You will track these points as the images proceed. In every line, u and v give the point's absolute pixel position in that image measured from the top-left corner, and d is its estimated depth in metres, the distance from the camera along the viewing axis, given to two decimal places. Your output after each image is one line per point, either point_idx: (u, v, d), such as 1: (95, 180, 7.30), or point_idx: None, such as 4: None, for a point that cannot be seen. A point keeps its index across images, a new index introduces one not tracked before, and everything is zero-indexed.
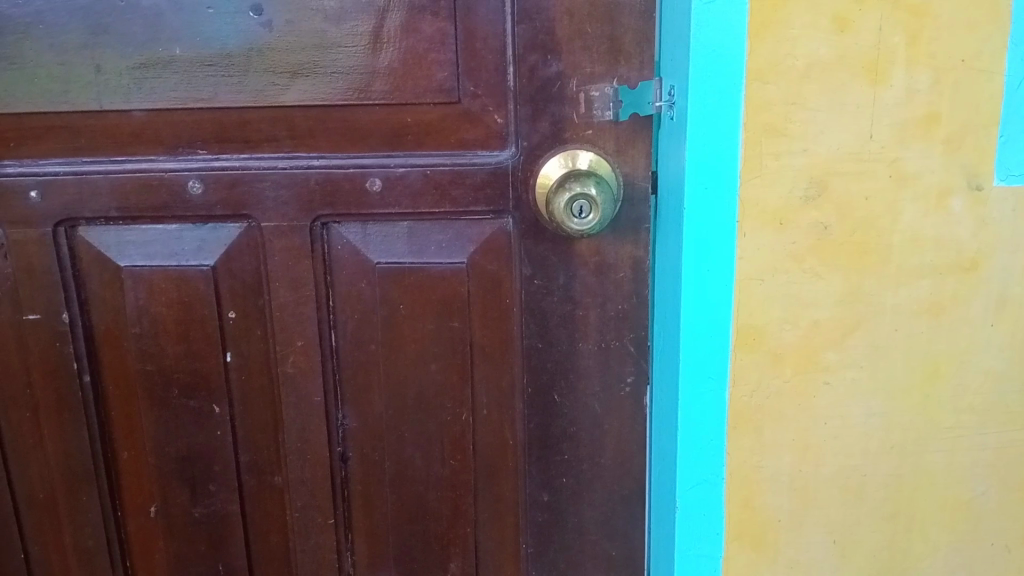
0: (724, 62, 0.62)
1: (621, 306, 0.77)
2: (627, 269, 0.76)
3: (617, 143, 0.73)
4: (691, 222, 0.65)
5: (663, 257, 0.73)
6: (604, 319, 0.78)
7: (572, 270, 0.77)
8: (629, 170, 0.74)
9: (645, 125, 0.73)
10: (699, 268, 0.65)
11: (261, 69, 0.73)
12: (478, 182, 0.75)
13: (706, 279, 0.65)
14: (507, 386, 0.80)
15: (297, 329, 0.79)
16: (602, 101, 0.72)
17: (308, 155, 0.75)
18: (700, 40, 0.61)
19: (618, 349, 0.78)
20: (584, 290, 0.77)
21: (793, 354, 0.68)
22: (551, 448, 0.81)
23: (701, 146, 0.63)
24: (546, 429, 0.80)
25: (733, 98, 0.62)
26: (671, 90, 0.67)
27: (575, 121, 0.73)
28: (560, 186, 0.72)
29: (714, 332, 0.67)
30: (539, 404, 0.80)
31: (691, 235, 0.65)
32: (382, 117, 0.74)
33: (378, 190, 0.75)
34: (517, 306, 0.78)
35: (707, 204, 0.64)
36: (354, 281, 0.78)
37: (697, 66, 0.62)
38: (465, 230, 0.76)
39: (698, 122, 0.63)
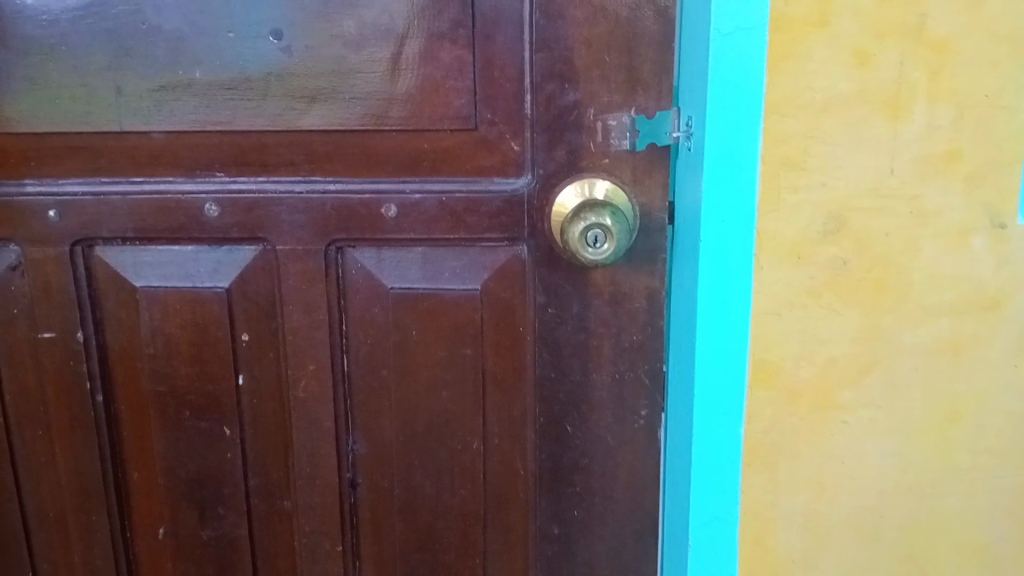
0: (742, 92, 0.61)
1: (636, 336, 0.77)
2: (642, 300, 0.76)
3: (634, 172, 0.73)
4: (708, 253, 0.64)
5: (677, 287, 0.72)
6: (618, 350, 0.77)
7: (587, 300, 0.76)
8: (646, 200, 0.73)
9: (661, 155, 0.72)
10: (718, 300, 0.64)
11: (279, 93, 0.73)
12: (493, 209, 0.74)
13: (723, 311, 0.65)
14: (517, 415, 0.79)
15: (309, 353, 0.78)
16: (619, 130, 0.72)
17: (324, 180, 0.75)
18: (718, 69, 0.61)
19: (632, 381, 0.77)
20: (598, 320, 0.76)
21: (810, 392, 0.67)
22: (562, 479, 0.80)
23: (718, 177, 0.62)
24: (557, 460, 0.80)
25: (750, 126, 0.62)
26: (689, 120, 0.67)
27: (591, 149, 0.73)
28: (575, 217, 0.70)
29: (729, 366, 0.66)
30: (551, 435, 0.79)
31: (707, 267, 0.64)
32: (399, 143, 0.74)
33: (393, 216, 0.75)
34: (530, 334, 0.77)
35: (725, 235, 0.63)
36: (368, 306, 0.77)
37: (714, 96, 0.61)
38: (480, 256, 0.76)
39: (715, 152, 0.62)
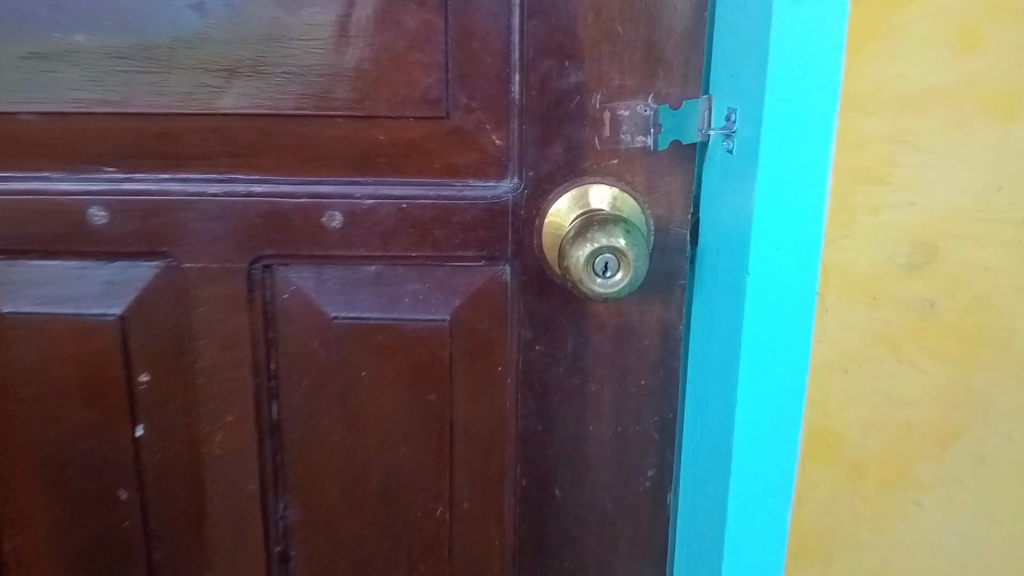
0: (814, 89, 0.46)
1: (644, 381, 0.61)
2: (653, 336, 0.60)
3: (649, 177, 0.57)
4: (757, 300, 0.49)
5: (702, 325, 0.58)
6: (621, 398, 0.62)
7: (584, 336, 0.60)
8: (663, 212, 0.58)
9: (684, 155, 0.57)
10: (769, 358, 0.50)
11: (189, 65, 0.56)
12: (468, 221, 0.58)
13: (774, 370, 0.50)
14: (493, 478, 0.63)
15: (228, 400, 0.62)
16: (631, 123, 0.57)
17: (248, 179, 0.58)
18: (780, 61, 0.45)
19: (639, 435, 0.62)
20: (597, 360, 0.61)
21: (875, 464, 0.53)
22: (548, 553, 0.65)
23: (777, 202, 0.47)
24: (542, 529, 0.64)
25: (823, 133, 0.47)
26: (730, 115, 0.51)
27: (596, 146, 0.57)
28: (581, 236, 0.53)
29: (778, 435, 0.52)
30: (535, 499, 0.64)
31: (756, 318, 0.49)
32: (347, 133, 0.57)
33: (338, 226, 0.58)
34: (512, 378, 0.61)
35: (782, 276, 0.49)
36: (305, 339, 0.61)
37: (774, 96, 0.46)
38: (449, 278, 0.60)
39: (773, 171, 0.47)
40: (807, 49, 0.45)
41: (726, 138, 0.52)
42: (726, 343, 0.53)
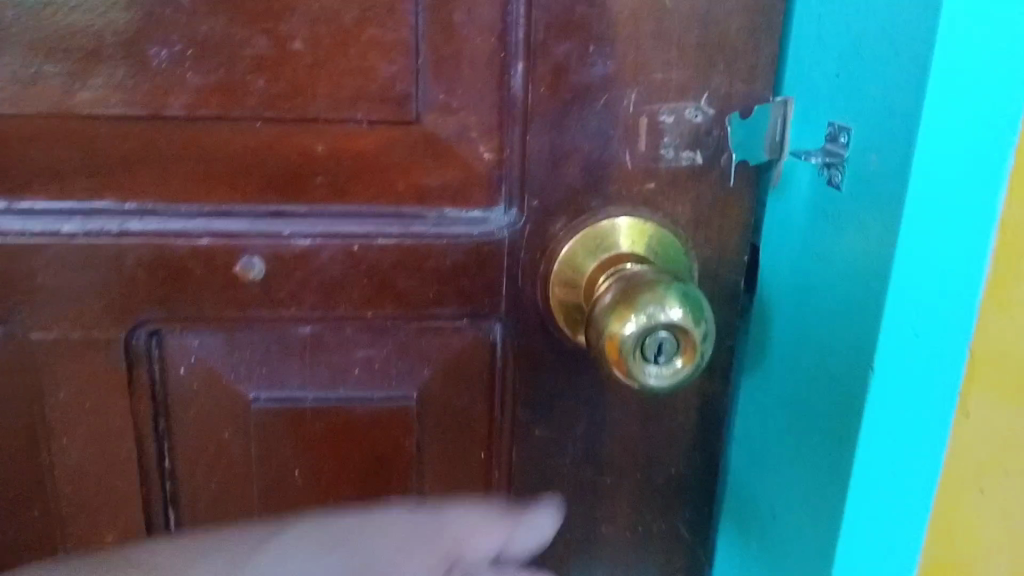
0: (981, 121, 0.32)
1: (675, 471, 0.46)
2: (691, 414, 0.45)
3: (695, 207, 0.42)
4: (881, 399, 0.36)
5: (759, 398, 0.44)
6: (645, 493, 0.47)
7: (601, 417, 0.45)
8: (713, 253, 0.43)
9: (742, 177, 0.41)
10: (885, 471, 0.38)
11: (22, 42, 0.36)
12: (446, 267, 0.41)
13: (889, 485, 0.38)
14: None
15: (104, 516, 0.44)
16: (676, 133, 0.40)
17: (121, 210, 0.40)
18: (939, 82, 0.32)
19: (664, 537, 0.48)
20: (614, 446, 0.46)
21: None
22: None
23: (917, 273, 0.34)
24: None
25: (989, 179, 0.33)
26: (833, 132, 0.36)
27: (627, 165, 0.41)
28: (618, 302, 0.37)
29: (886, 561, 0.40)
30: None
31: (874, 425, 0.37)
32: (268, 144, 0.39)
33: (258, 276, 0.41)
34: (501, 472, 0.45)
35: (912, 365, 0.36)
36: (214, 428, 0.44)
37: (927, 132, 0.32)
38: (416, 341, 0.43)
39: (917, 232, 0.34)
40: (984, 61, 0.32)
41: (823, 169, 0.37)
42: (816, 444, 0.39)
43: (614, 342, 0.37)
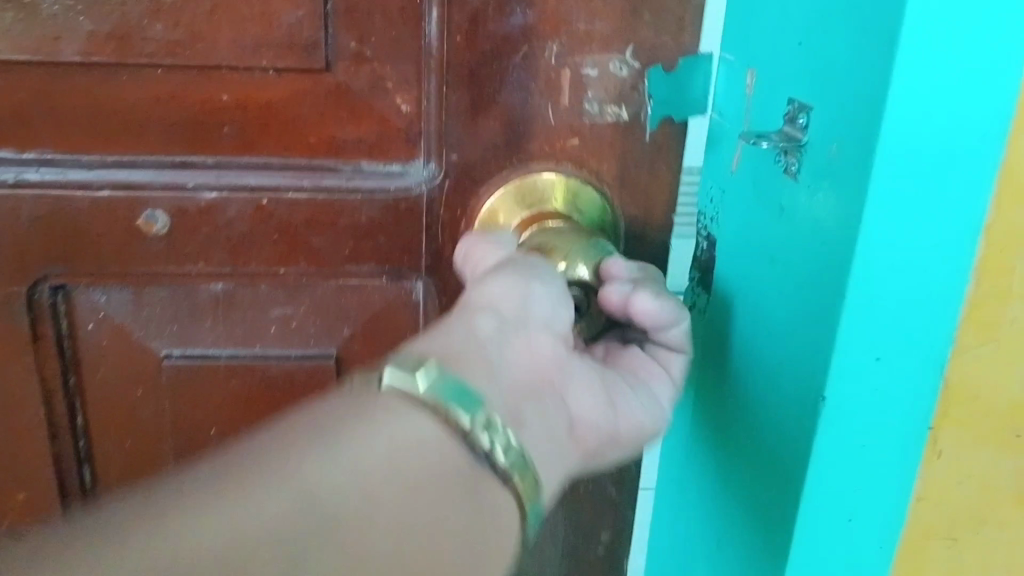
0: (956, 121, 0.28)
1: None
2: None
3: (622, 165, 0.40)
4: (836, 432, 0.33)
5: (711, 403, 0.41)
6: None
7: None
8: (639, 212, 0.41)
9: (666, 135, 0.40)
10: (836, 507, 0.34)
11: None
12: (361, 223, 0.40)
13: (841, 527, 0.35)
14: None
15: (18, 475, 0.44)
16: (602, 88, 0.39)
17: (16, 161, 0.38)
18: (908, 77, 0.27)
19: (591, 494, 0.47)
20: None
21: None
22: None
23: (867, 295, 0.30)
24: None
25: (964, 197, 0.29)
26: (790, 113, 0.33)
27: (550, 120, 0.39)
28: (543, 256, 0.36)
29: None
30: None
31: (825, 461, 0.33)
32: (171, 92, 0.37)
33: (162, 230, 0.39)
34: None
35: (872, 396, 0.32)
36: (124, 388, 0.43)
37: (890, 147, 0.28)
38: (333, 301, 0.42)
39: (884, 249, 0.29)
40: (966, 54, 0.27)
41: (780, 156, 0.33)
42: (762, 467, 0.36)
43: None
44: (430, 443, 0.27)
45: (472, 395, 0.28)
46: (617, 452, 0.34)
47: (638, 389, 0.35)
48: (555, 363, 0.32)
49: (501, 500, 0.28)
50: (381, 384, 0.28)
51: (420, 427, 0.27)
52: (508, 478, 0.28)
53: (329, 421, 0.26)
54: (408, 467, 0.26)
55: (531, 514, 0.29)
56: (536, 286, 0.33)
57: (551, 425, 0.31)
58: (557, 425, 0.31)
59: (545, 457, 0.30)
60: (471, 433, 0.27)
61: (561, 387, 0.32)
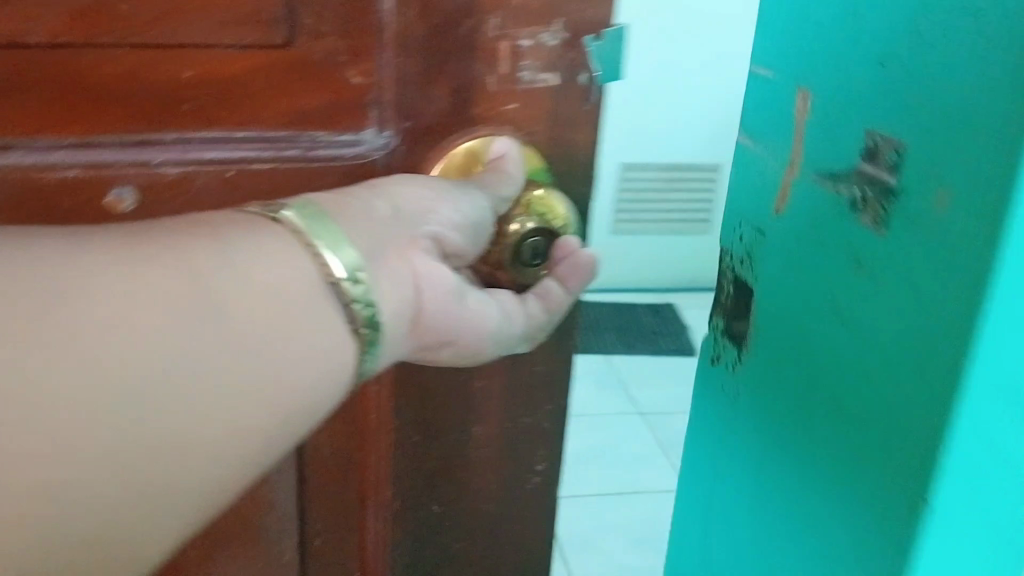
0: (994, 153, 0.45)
1: (539, 368, 0.50)
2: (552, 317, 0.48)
3: (552, 126, 0.45)
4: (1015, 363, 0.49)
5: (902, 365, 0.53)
6: (511, 392, 0.50)
7: None
8: (567, 168, 0.46)
9: (590, 98, 0.45)
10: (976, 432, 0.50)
11: None
12: (322, 187, 0.42)
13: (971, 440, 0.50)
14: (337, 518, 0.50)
15: None
16: (535, 57, 0.43)
17: None
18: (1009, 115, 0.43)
19: (530, 429, 0.51)
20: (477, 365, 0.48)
21: None
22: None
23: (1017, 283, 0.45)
24: (416, 552, 0.52)
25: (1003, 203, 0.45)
26: (878, 145, 0.55)
27: (491, 87, 0.43)
28: (517, 202, 0.44)
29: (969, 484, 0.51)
30: (415, 518, 0.51)
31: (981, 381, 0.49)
32: (134, 69, 0.38)
33: (132, 206, 0.40)
34: (379, 386, 0.47)
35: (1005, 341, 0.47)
36: None
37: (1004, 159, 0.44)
38: None
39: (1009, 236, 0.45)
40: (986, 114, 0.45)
41: (859, 196, 0.57)
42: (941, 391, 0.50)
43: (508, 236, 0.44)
44: (301, 273, 0.33)
45: (341, 238, 0.34)
46: (450, 334, 0.40)
47: (482, 295, 0.41)
48: (419, 252, 0.38)
49: (343, 343, 0.34)
50: (279, 216, 0.34)
51: (298, 259, 0.33)
52: (357, 323, 0.35)
53: (231, 256, 0.32)
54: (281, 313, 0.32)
55: (366, 359, 0.36)
56: (442, 203, 0.39)
57: (405, 295, 0.37)
58: (406, 299, 0.37)
59: (393, 324, 0.37)
60: (340, 281, 0.34)
61: (421, 271, 0.38)
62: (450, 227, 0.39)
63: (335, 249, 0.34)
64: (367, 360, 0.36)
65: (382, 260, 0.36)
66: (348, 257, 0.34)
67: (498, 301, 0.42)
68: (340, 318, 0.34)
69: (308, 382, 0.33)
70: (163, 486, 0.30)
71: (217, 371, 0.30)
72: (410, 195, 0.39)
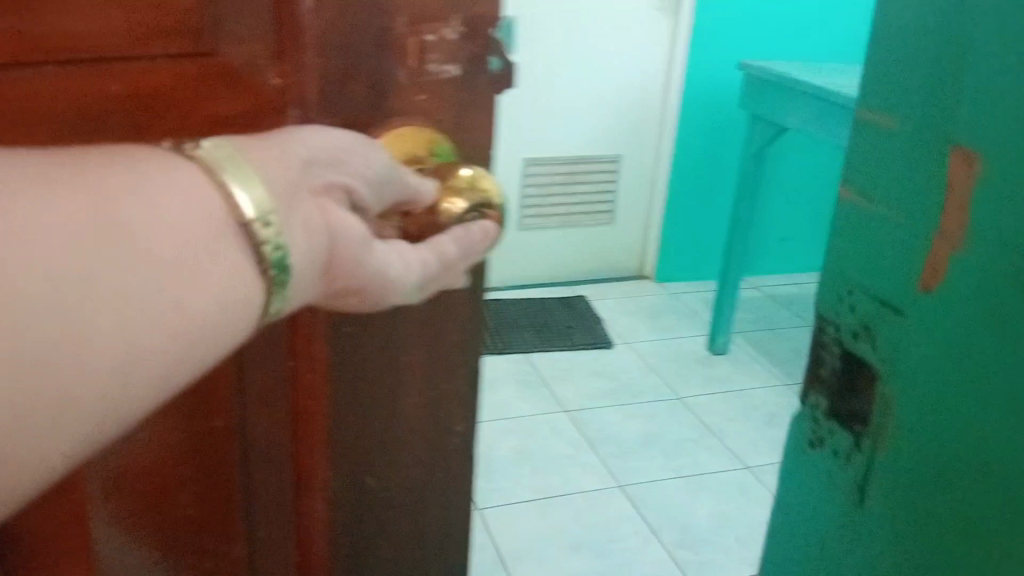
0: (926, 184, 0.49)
1: (457, 335, 0.50)
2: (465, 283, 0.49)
3: (457, 114, 0.48)
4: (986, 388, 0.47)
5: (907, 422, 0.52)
6: (432, 360, 0.50)
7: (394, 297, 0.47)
8: (470, 149, 0.50)
9: (487, 85, 0.49)
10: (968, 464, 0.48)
11: None
12: None
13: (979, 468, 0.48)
14: (241, 490, 0.48)
15: None
16: (440, 50, 0.46)
17: None
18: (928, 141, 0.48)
19: (449, 396, 0.51)
20: (412, 350, 0.49)
21: None
22: (354, 556, 0.52)
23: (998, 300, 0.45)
24: (350, 532, 0.52)
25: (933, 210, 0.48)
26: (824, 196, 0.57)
27: (402, 81, 0.46)
28: (445, 186, 0.46)
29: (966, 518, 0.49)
30: (348, 499, 0.51)
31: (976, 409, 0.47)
32: (66, 85, 0.39)
33: None
34: (309, 367, 0.46)
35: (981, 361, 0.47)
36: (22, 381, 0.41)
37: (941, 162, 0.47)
38: None
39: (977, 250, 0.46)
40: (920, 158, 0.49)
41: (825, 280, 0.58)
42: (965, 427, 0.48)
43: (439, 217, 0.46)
44: (206, 210, 0.32)
45: (253, 178, 0.34)
46: (358, 282, 0.39)
47: (387, 244, 0.41)
48: (328, 202, 0.38)
49: (251, 283, 0.34)
50: (190, 153, 0.33)
51: (204, 195, 0.33)
52: (265, 263, 0.34)
53: (134, 187, 0.31)
54: (191, 244, 0.31)
55: (273, 300, 0.35)
56: (349, 156, 0.39)
57: (314, 241, 0.36)
58: (317, 243, 0.37)
59: (302, 268, 0.36)
60: (250, 222, 0.33)
61: (334, 220, 0.38)
62: (359, 176, 0.40)
63: (241, 186, 0.33)
64: (274, 302, 0.35)
65: (293, 202, 0.36)
66: (254, 194, 0.33)
67: (402, 248, 0.42)
68: (245, 255, 0.33)
69: (214, 319, 0.32)
70: (64, 402, 0.28)
71: (113, 287, 0.29)
72: (320, 141, 0.39)
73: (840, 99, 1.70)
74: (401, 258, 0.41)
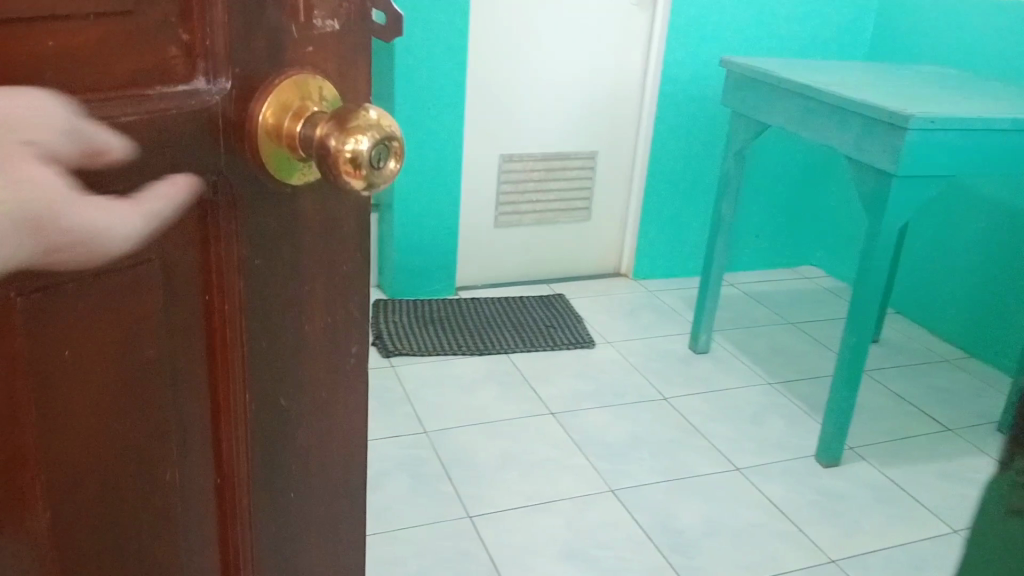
0: None
1: (347, 265, 0.60)
2: (351, 220, 0.59)
3: (340, 64, 0.53)
4: None
5: None
6: (329, 287, 0.59)
7: (296, 238, 0.56)
8: (351, 99, 0.55)
9: (362, 37, 0.54)
10: None
11: None
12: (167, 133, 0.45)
13: None
14: (174, 413, 0.53)
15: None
16: (324, 7, 0.51)
17: None
18: None
19: (343, 319, 0.62)
20: (312, 283, 0.58)
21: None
22: (274, 464, 0.62)
23: None
24: (269, 444, 0.60)
25: None
26: None
27: (293, 34, 0.50)
28: (351, 127, 0.47)
29: None
30: (267, 416, 0.59)
31: None
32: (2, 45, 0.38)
33: None
34: (234, 299, 0.53)
35: None
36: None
37: None
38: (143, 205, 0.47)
39: None
40: None
41: None
42: None
43: (349, 159, 0.47)
44: None
45: None
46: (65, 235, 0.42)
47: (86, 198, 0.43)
48: (14, 161, 0.39)
49: None
50: None
51: None
52: None
53: None
54: None
55: None
56: (38, 114, 0.40)
57: None
58: None
59: None
60: None
61: (23, 179, 0.40)
62: (55, 138, 0.40)
63: None
64: None
65: None
66: None
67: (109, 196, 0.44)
68: None
69: None
70: None
71: None
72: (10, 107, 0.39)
73: (832, 99, 1.76)
74: (107, 207, 0.44)
